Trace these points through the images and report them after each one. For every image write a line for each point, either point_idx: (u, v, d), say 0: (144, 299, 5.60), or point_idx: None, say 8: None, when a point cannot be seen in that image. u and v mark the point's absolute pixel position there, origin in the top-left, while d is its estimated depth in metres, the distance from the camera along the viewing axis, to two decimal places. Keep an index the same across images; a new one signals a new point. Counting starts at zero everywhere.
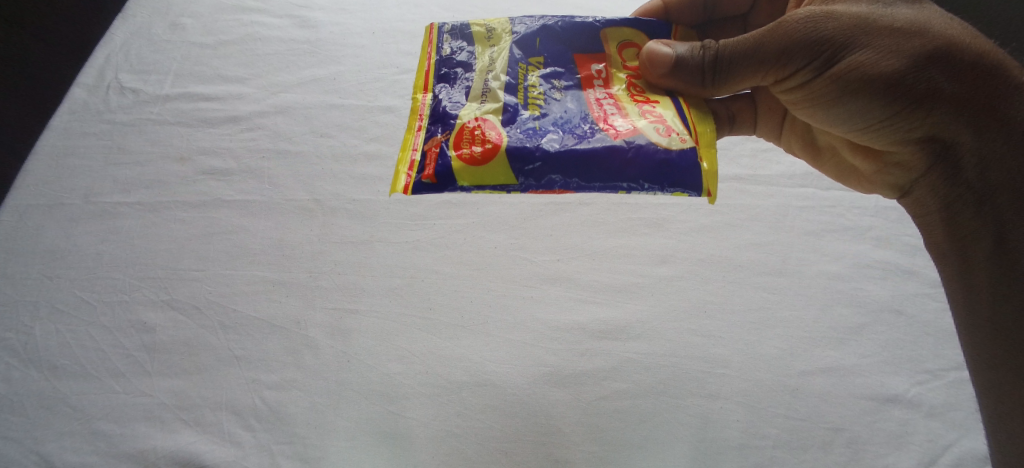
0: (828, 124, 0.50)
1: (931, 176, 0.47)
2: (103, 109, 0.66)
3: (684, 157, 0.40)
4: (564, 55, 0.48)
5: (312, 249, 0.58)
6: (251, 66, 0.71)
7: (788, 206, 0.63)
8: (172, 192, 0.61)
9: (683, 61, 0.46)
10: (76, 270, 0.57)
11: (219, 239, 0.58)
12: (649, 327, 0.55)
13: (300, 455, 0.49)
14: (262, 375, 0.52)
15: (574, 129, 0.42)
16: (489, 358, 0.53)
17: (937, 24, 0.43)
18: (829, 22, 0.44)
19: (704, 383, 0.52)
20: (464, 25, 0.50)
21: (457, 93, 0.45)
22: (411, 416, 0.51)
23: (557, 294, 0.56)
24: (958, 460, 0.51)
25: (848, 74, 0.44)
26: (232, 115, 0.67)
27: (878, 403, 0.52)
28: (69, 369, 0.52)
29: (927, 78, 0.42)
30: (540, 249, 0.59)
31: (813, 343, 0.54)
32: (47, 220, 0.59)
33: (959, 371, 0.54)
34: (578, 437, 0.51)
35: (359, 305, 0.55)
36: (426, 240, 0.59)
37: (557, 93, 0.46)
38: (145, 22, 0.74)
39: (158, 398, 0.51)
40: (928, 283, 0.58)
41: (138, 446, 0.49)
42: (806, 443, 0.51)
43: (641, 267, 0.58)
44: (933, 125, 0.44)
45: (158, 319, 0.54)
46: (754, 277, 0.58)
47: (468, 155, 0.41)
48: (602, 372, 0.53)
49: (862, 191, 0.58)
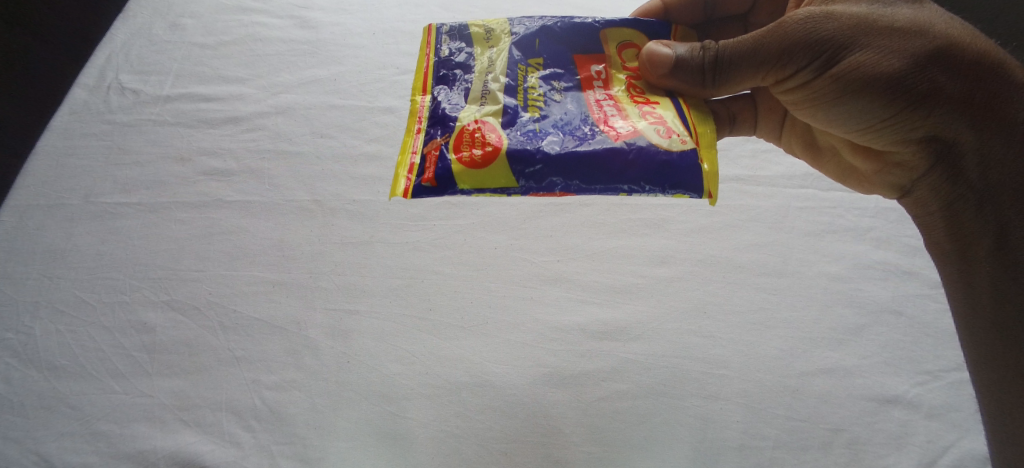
0: (828, 124, 0.50)
1: (931, 176, 0.47)
2: (104, 109, 0.67)
3: (685, 159, 0.40)
4: (564, 56, 0.48)
5: (313, 250, 0.58)
6: (251, 67, 0.71)
7: (787, 207, 0.62)
8: (172, 192, 0.61)
9: (683, 62, 0.46)
10: (77, 270, 0.57)
11: (219, 240, 0.59)
12: (649, 327, 0.55)
13: (300, 455, 0.49)
14: (262, 375, 0.52)
15: (574, 131, 0.42)
16: (490, 359, 0.53)
17: (937, 24, 0.43)
18: (829, 22, 0.44)
19: (704, 383, 0.52)
20: (462, 26, 0.50)
21: (457, 95, 0.45)
22: (411, 417, 0.51)
23: (557, 295, 0.56)
24: (957, 461, 0.50)
25: (848, 75, 0.44)
26: (232, 116, 0.67)
27: (878, 403, 0.52)
28: (70, 370, 0.52)
29: (928, 78, 0.42)
30: (540, 249, 0.59)
31: (813, 344, 0.54)
32: (47, 220, 0.59)
33: (960, 371, 0.54)
34: (579, 438, 0.51)
35: (359, 306, 0.55)
36: (426, 241, 0.59)
37: (557, 95, 0.46)
38: (145, 23, 0.74)
39: (158, 399, 0.51)
40: (928, 283, 0.58)
41: (138, 446, 0.49)
42: (805, 443, 0.51)
43: (641, 268, 0.58)
44: (934, 125, 0.44)
45: (158, 319, 0.54)
46: (754, 278, 0.58)
47: (469, 158, 0.41)
48: (602, 373, 0.53)
49: (862, 191, 0.58)
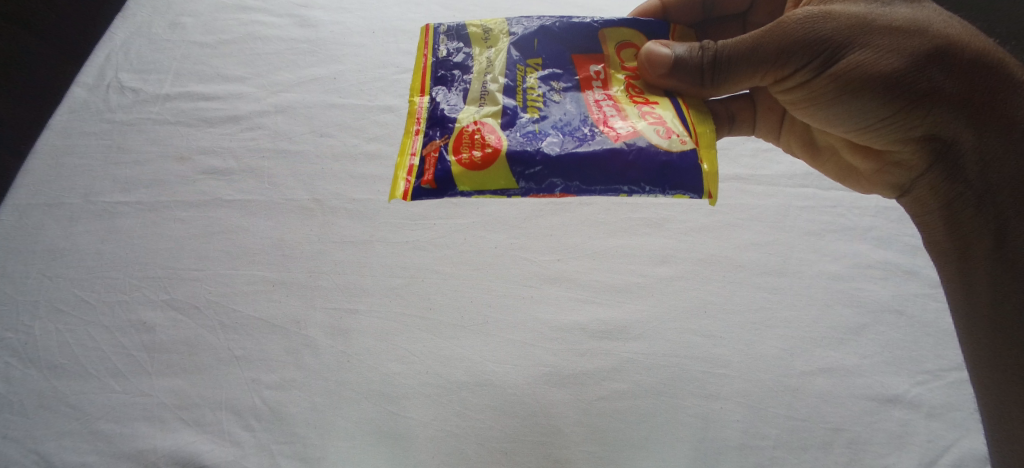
0: (828, 123, 0.50)
1: (931, 175, 0.47)
2: (103, 109, 0.66)
3: (684, 159, 0.40)
4: (563, 57, 0.48)
5: (312, 249, 0.58)
6: (251, 66, 0.70)
7: (787, 206, 0.62)
8: (172, 192, 0.61)
9: (683, 61, 0.46)
10: (76, 269, 0.57)
11: (219, 239, 0.58)
12: (650, 327, 0.55)
13: (300, 454, 0.49)
14: (262, 375, 0.52)
15: (574, 132, 0.42)
16: (489, 358, 0.53)
17: (937, 23, 0.43)
18: (829, 21, 0.44)
19: (705, 383, 0.52)
20: (461, 26, 0.50)
21: (455, 96, 0.45)
22: (411, 416, 0.51)
23: (557, 295, 0.56)
24: (958, 461, 0.50)
25: (847, 74, 0.44)
26: (232, 115, 0.67)
27: (878, 403, 0.52)
28: (69, 369, 0.52)
29: (929, 76, 0.42)
30: (541, 249, 0.59)
31: (812, 343, 0.54)
32: (47, 220, 0.59)
33: (960, 371, 0.54)
34: (578, 438, 0.51)
35: (359, 305, 0.55)
36: (426, 240, 0.59)
37: (556, 95, 0.46)
38: (145, 22, 0.74)
39: (158, 398, 0.51)
40: (928, 283, 0.58)
41: (138, 446, 0.49)
42: (805, 443, 0.51)
43: (641, 267, 0.58)
44: (934, 124, 0.44)
45: (158, 318, 0.54)
46: (755, 277, 0.58)
47: (468, 160, 0.41)
48: (602, 373, 0.53)
49: (862, 190, 0.58)
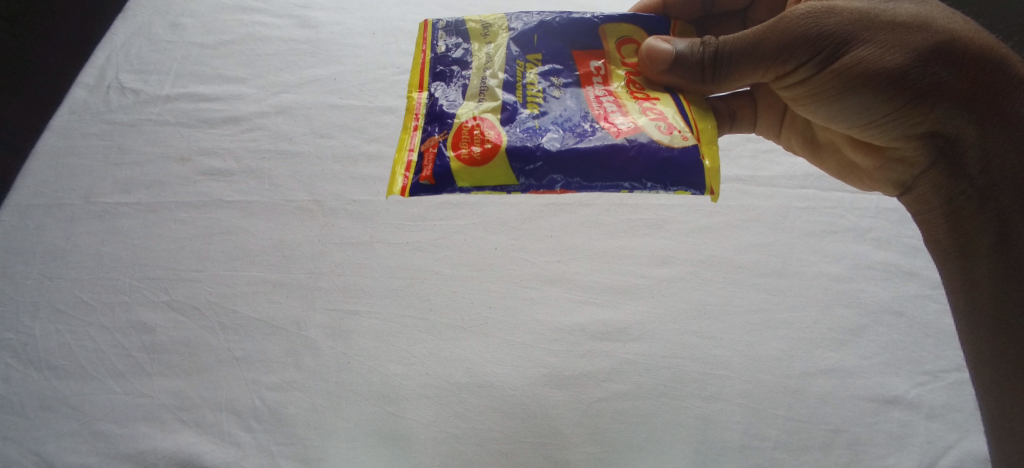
0: (830, 119, 0.50)
1: (932, 173, 0.47)
2: (104, 109, 0.66)
3: (685, 154, 0.40)
4: (562, 52, 0.48)
5: (312, 250, 0.58)
6: (251, 66, 0.71)
7: (787, 207, 0.62)
8: (173, 193, 0.61)
9: (683, 57, 0.46)
10: (77, 270, 0.57)
11: (219, 240, 0.59)
12: (650, 328, 0.55)
13: (301, 455, 0.49)
14: (262, 376, 0.52)
15: (574, 128, 0.42)
16: (491, 359, 0.53)
17: (941, 19, 0.43)
18: (831, 17, 0.44)
19: (705, 384, 0.52)
20: (460, 21, 0.50)
21: (454, 91, 0.45)
22: (411, 417, 0.51)
23: (558, 296, 0.56)
24: (957, 462, 0.50)
25: (849, 70, 0.44)
26: (232, 116, 0.67)
27: (878, 404, 0.52)
28: (69, 370, 0.52)
29: (931, 72, 0.42)
30: (542, 250, 0.59)
31: (812, 344, 0.54)
32: (47, 220, 0.59)
33: (959, 372, 0.54)
34: (579, 439, 0.51)
35: (359, 306, 0.55)
36: (427, 241, 0.59)
37: (556, 91, 0.46)
38: (145, 22, 0.74)
39: (158, 399, 0.51)
40: (929, 284, 0.58)
41: (139, 446, 0.49)
42: (806, 444, 0.51)
43: (641, 268, 0.58)
44: (936, 121, 0.44)
45: (158, 319, 0.54)
46: (755, 278, 0.58)
47: (467, 155, 0.41)
48: (603, 374, 0.53)
49: (863, 189, 0.59)
